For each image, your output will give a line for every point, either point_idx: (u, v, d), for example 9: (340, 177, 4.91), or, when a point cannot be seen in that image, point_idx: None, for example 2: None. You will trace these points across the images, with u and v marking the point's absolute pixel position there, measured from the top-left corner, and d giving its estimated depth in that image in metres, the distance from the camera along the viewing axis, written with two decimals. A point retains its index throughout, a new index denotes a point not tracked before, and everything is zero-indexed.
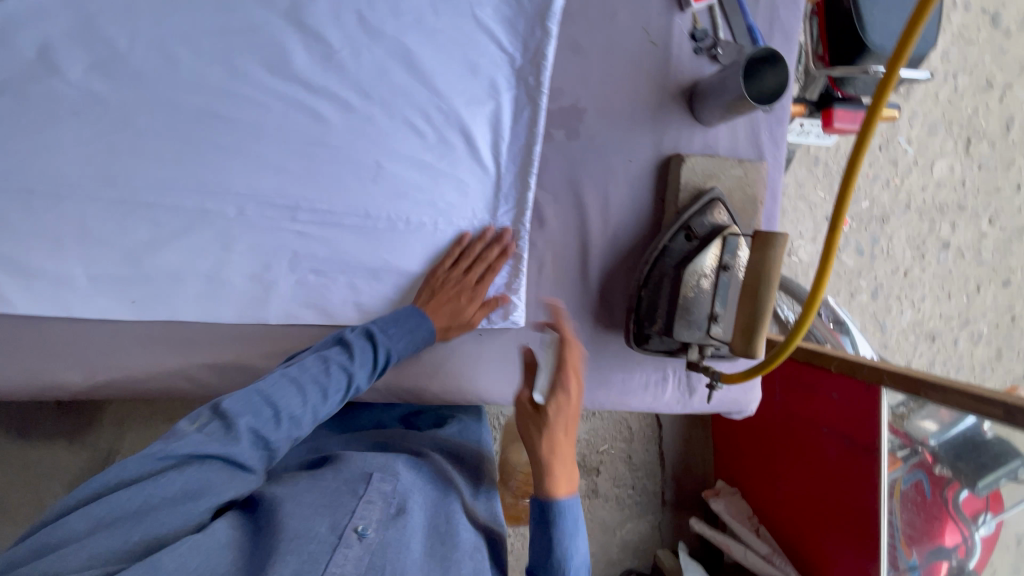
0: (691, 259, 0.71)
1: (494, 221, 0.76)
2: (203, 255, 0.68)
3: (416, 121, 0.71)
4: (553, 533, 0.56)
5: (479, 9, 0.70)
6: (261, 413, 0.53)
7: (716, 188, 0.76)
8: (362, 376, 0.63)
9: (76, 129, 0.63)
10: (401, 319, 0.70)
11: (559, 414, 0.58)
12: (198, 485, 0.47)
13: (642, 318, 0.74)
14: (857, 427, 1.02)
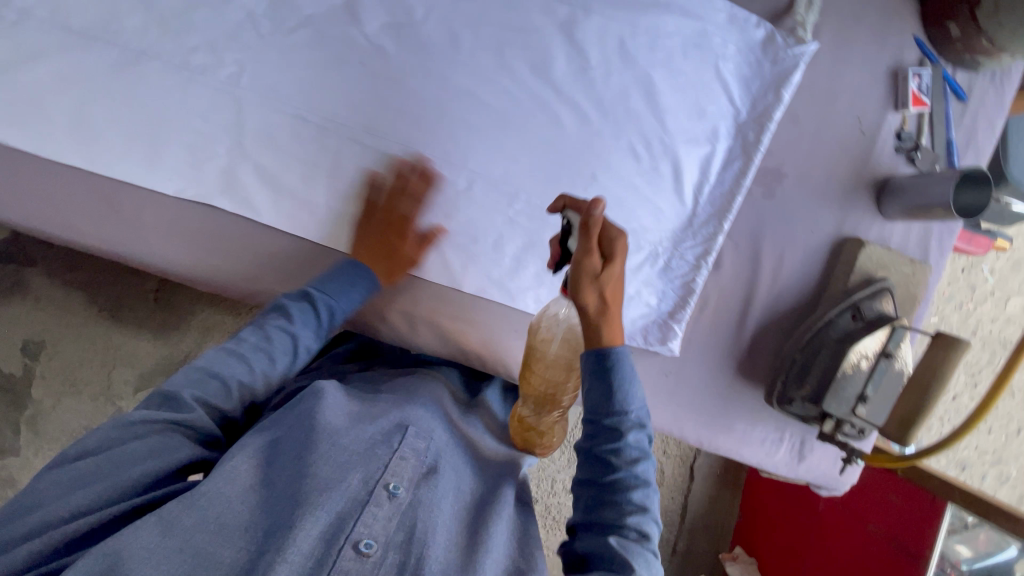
0: (857, 339, 0.75)
1: (677, 253, 0.78)
2: (425, 215, 0.74)
3: (637, 145, 0.76)
4: (609, 408, 0.56)
5: (722, 63, 0.77)
6: (191, 381, 0.60)
7: (886, 280, 0.80)
8: (309, 340, 0.67)
9: (357, 75, 0.70)
10: (345, 280, 0.70)
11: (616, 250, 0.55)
12: (140, 444, 0.53)
13: (789, 380, 0.79)
14: (908, 533, 1.05)
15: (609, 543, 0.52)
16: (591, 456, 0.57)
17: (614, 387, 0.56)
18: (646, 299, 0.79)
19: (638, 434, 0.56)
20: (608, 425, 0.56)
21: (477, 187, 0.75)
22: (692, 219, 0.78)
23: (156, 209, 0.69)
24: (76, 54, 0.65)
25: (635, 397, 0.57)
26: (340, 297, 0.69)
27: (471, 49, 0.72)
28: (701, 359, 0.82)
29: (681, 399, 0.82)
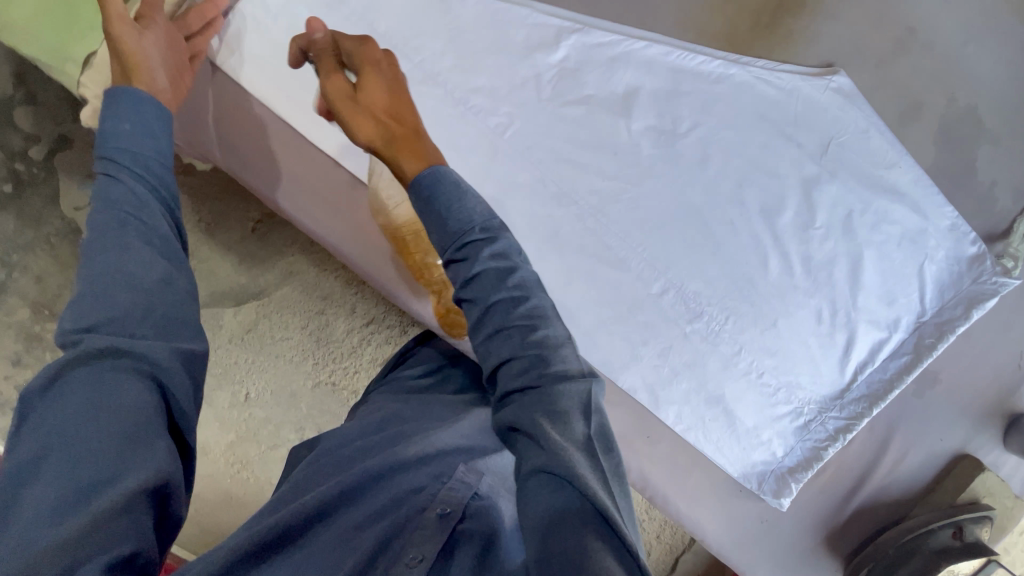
0: (955, 562, 0.78)
1: (821, 417, 0.81)
2: (613, 306, 0.77)
3: (824, 309, 0.79)
4: (456, 232, 0.49)
5: (928, 263, 0.79)
6: (97, 312, 0.47)
7: (991, 509, 0.83)
8: (132, 201, 0.52)
9: (607, 162, 0.72)
10: (122, 105, 0.56)
11: (358, 60, 0.60)
12: (99, 418, 0.44)
13: (874, 569, 0.82)
14: None
15: (536, 421, 0.43)
16: (500, 312, 0.48)
17: (445, 211, 0.50)
18: (774, 449, 0.82)
19: (474, 245, 0.49)
20: (454, 251, 0.49)
21: (668, 295, 0.77)
22: (844, 392, 0.81)
23: (302, 157, 0.73)
24: None
25: (437, 204, 0.50)
26: (130, 118, 0.55)
27: (715, 174, 0.74)
28: (796, 518, 0.85)
29: (765, 546, 0.85)
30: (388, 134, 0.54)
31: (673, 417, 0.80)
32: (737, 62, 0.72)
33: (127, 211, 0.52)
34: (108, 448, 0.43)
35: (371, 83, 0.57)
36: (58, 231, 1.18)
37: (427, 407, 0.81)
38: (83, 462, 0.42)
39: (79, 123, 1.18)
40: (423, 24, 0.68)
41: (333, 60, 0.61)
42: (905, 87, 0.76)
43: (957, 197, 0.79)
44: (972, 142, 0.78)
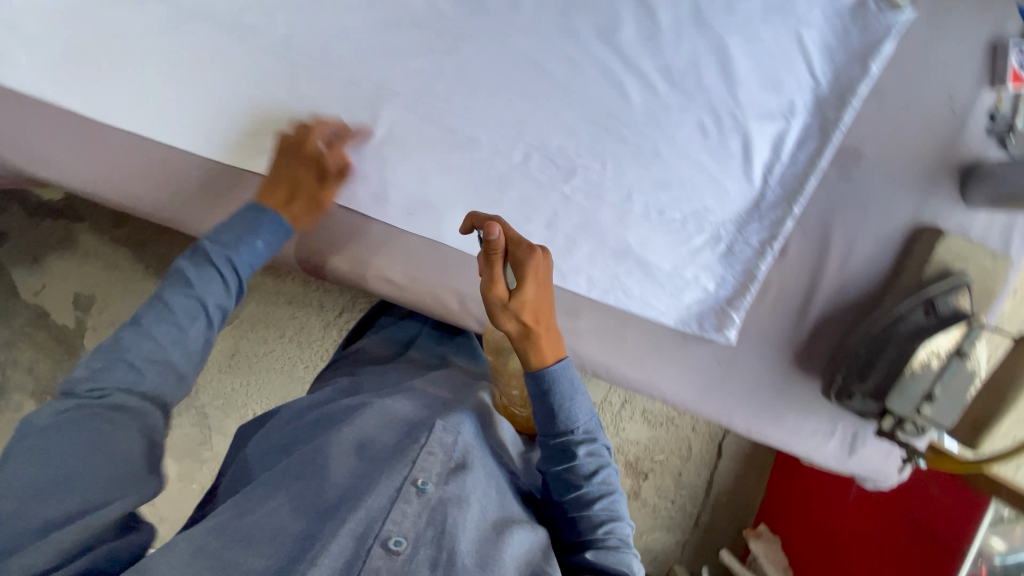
0: (929, 337, 0.71)
1: (741, 235, 0.75)
2: (479, 190, 0.71)
3: (706, 121, 0.72)
4: (560, 434, 0.64)
5: (805, 30, 0.70)
6: (127, 377, 0.55)
7: (965, 274, 0.75)
8: (217, 296, 0.60)
9: (412, 39, 0.67)
10: (255, 231, 0.63)
11: (529, 295, 0.57)
12: (100, 455, 0.50)
13: (849, 374, 0.75)
14: (942, 524, 1.13)
15: (592, 560, 0.64)
16: (571, 480, 0.66)
17: (562, 418, 0.63)
18: (704, 284, 0.76)
19: (569, 441, 0.64)
20: (558, 445, 0.65)
21: (533, 158, 0.71)
22: (759, 201, 0.74)
23: (165, 160, 0.68)
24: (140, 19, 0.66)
25: (539, 411, 0.64)
26: (264, 238, 0.64)
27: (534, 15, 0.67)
28: (757, 349, 0.79)
29: (734, 387, 0.80)
30: (524, 333, 0.59)
31: (586, 284, 0.75)
32: None
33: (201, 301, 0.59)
34: (103, 479, 0.50)
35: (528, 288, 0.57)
36: (27, 320, 1.25)
37: (390, 376, 0.88)
38: (73, 487, 0.48)
39: (14, 214, 1.26)
40: None
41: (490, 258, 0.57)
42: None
43: None
44: None
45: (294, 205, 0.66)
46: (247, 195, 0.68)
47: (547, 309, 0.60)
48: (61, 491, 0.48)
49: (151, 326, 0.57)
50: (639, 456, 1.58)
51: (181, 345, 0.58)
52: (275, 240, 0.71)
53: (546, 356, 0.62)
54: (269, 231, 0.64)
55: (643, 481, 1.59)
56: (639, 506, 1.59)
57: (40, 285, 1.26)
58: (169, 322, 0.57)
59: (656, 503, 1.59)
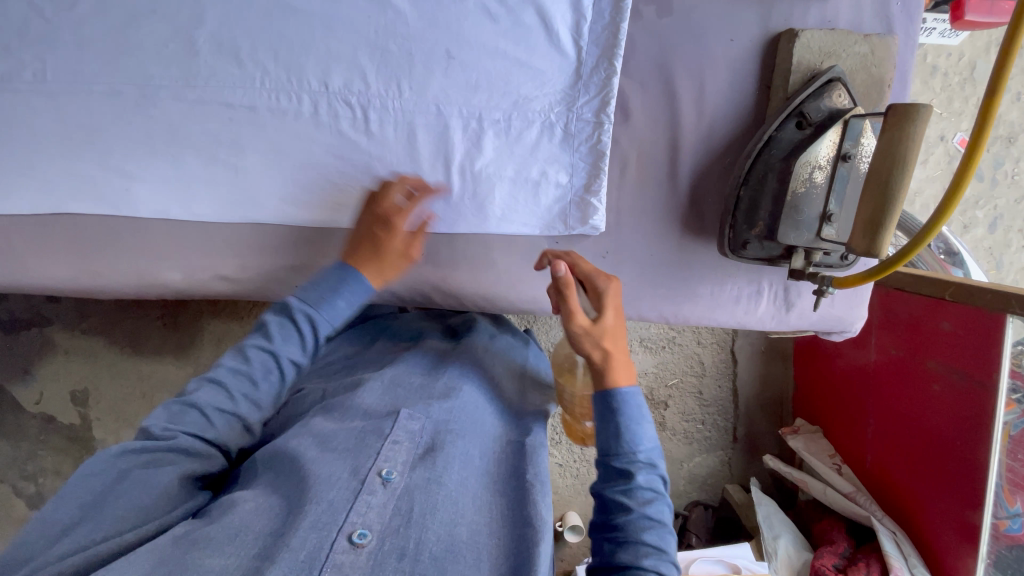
0: (805, 148, 0.62)
1: (572, 114, 0.68)
2: (285, 158, 0.67)
3: (490, 4, 0.65)
4: (613, 449, 0.56)
5: None
6: (195, 424, 0.54)
7: (835, 67, 0.65)
8: (294, 352, 0.59)
9: (154, 27, 0.63)
10: (328, 283, 0.61)
11: (612, 319, 0.59)
12: (149, 492, 0.49)
13: (738, 219, 0.66)
14: (972, 361, 0.96)
15: None
16: (615, 503, 0.53)
17: (619, 436, 0.56)
18: (555, 178, 0.70)
19: (621, 459, 0.55)
20: (605, 461, 0.56)
21: (321, 105, 0.66)
22: (579, 70, 0.67)
23: (36, 226, 0.69)
24: None
25: (601, 429, 0.57)
26: (341, 295, 0.61)
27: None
28: (638, 228, 0.72)
29: (630, 275, 0.74)
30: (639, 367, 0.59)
31: (431, 219, 0.71)
32: None
33: (275, 359, 0.58)
34: (152, 508, 0.48)
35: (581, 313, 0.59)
36: (40, 429, 1.26)
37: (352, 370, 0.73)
38: (126, 514, 0.47)
39: None
40: None
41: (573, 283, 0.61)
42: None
43: None
44: None
45: (381, 252, 0.64)
46: (83, 231, 0.69)
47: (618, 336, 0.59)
48: (101, 517, 0.46)
49: (223, 376, 0.56)
50: (652, 387, 1.40)
51: (250, 398, 0.57)
52: (162, 272, 0.71)
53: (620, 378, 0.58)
54: (338, 280, 0.61)
55: (664, 410, 1.43)
56: (669, 436, 1.43)
57: (37, 395, 1.25)
58: (247, 377, 0.57)
59: (686, 429, 1.43)
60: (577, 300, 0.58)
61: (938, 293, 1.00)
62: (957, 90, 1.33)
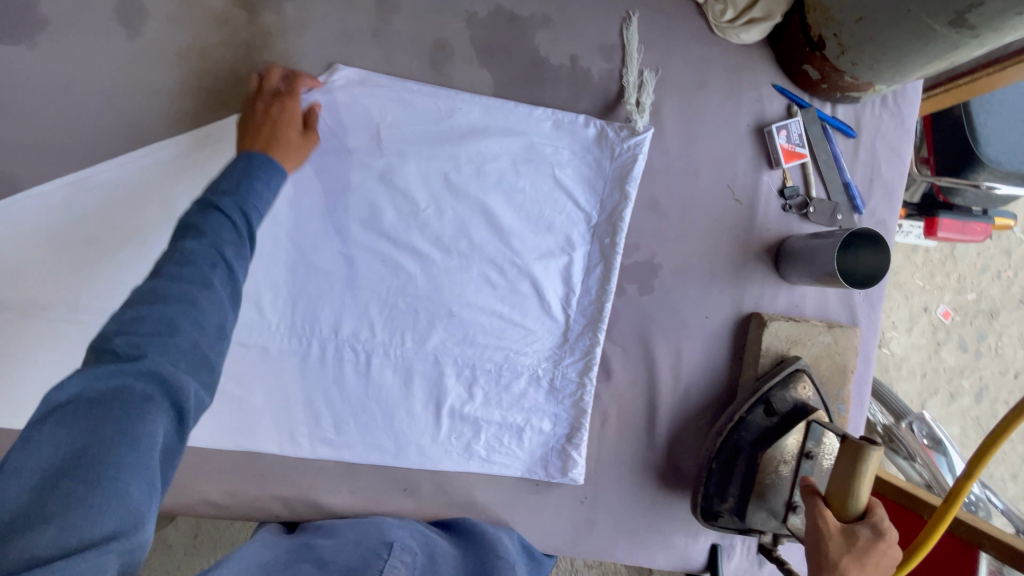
0: (771, 441, 0.67)
1: (558, 372, 0.73)
2: (286, 392, 0.72)
3: (490, 274, 0.73)
4: None
5: (559, 169, 0.72)
6: (157, 332, 0.46)
7: (800, 358, 0.70)
8: (231, 241, 0.51)
9: None
10: (254, 168, 0.56)
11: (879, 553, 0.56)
12: (84, 512, 0.39)
13: (714, 491, 0.69)
14: None
15: None
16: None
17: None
18: (538, 425, 0.74)
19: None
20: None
21: (329, 350, 0.72)
22: (567, 335, 0.73)
23: None
24: None
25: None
26: (274, 189, 0.57)
27: (293, 225, 0.70)
28: (615, 478, 0.74)
29: (605, 521, 0.75)
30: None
31: (417, 456, 0.73)
32: None
33: (219, 249, 0.50)
34: (84, 532, 0.38)
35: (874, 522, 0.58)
36: None
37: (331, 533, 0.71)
38: (82, 498, 0.39)
39: None
40: None
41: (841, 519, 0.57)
42: (424, 25, 0.70)
43: (551, 92, 0.72)
44: (520, 37, 0.71)
45: (282, 136, 0.62)
46: None
47: (888, 565, 0.56)
48: (48, 522, 0.38)
49: (158, 291, 0.47)
50: None
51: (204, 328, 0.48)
52: None
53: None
54: (264, 173, 0.56)
55: None
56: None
57: None
58: (197, 290, 0.48)
59: None
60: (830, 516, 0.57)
61: None
62: (936, 266, 1.34)
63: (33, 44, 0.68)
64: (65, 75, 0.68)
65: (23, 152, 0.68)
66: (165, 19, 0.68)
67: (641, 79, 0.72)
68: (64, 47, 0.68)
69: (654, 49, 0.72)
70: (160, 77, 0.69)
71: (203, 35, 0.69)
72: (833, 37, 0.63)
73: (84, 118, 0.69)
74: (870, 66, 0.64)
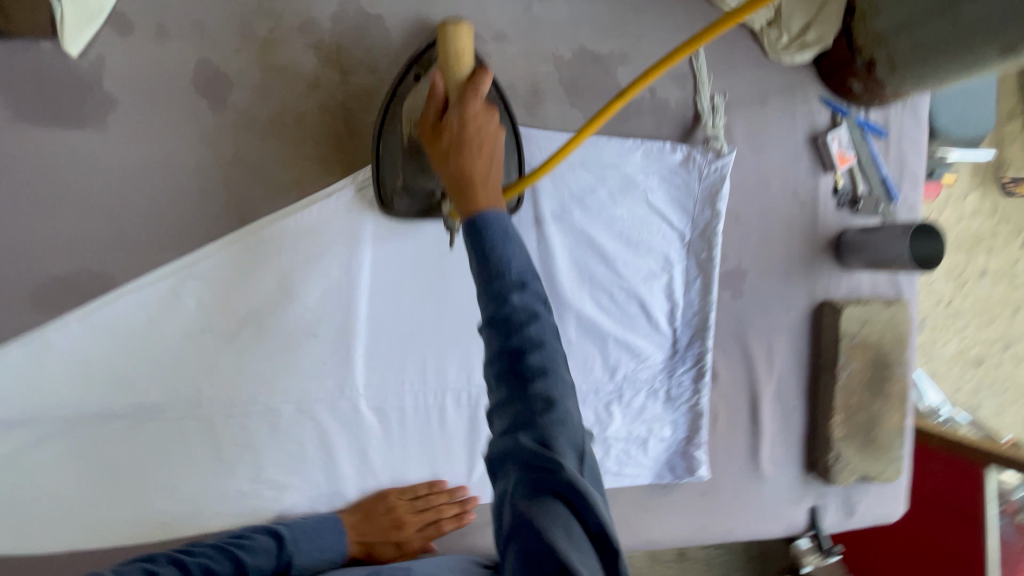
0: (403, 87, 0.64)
1: (672, 381, 0.79)
2: (428, 446, 0.72)
3: (602, 300, 0.76)
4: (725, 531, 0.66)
5: (651, 195, 0.76)
6: None
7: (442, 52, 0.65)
8: (258, 568, 0.58)
9: (316, 348, 0.68)
10: (320, 531, 0.64)
11: (472, 136, 0.49)
12: None
13: (383, 169, 0.66)
14: (958, 498, 1.04)
15: None
16: (515, 395, 0.39)
17: (488, 248, 0.42)
18: (660, 433, 0.80)
19: (534, 329, 0.39)
20: (491, 291, 0.41)
21: (461, 398, 0.73)
22: (677, 346, 0.79)
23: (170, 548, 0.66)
24: (36, 443, 0.62)
25: (519, 249, 0.42)
26: (331, 545, 0.65)
27: (410, 299, 0.70)
28: (730, 467, 0.83)
29: (727, 507, 0.83)
30: (459, 184, 0.47)
31: None
32: (351, 185, 0.67)
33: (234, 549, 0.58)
34: None
35: (478, 111, 0.50)
36: None
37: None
38: None
39: None
40: (45, 385, 0.61)
41: (433, 117, 0.52)
42: (516, 71, 0.72)
43: (636, 123, 0.76)
44: (603, 74, 0.75)
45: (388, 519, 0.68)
46: None
47: (488, 137, 0.49)
48: None
49: (166, 561, 0.53)
50: None
51: None
52: None
53: (480, 203, 0.44)
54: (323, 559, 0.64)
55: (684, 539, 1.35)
56: (691, 566, 1.34)
57: None
58: (214, 569, 0.55)
59: (706, 556, 1.35)
60: (436, 87, 0.53)
61: (922, 442, 1.10)
62: None
63: (101, 129, 0.62)
64: (144, 158, 0.63)
65: (112, 247, 0.63)
66: (251, 87, 0.65)
67: (712, 103, 0.78)
68: (139, 128, 0.63)
69: (722, 75, 0.78)
70: (255, 149, 0.65)
71: (295, 101, 0.66)
72: (886, 59, 0.74)
73: (174, 203, 0.64)
74: (915, 83, 0.74)
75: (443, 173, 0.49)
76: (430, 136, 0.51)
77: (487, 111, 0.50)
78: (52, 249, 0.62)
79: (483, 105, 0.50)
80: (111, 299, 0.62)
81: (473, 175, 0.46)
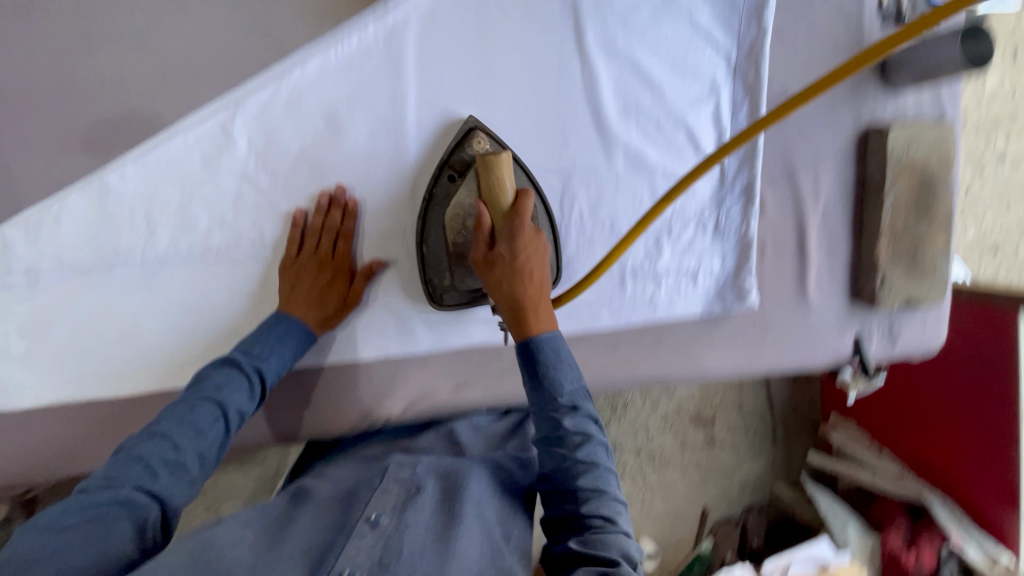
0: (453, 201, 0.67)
1: (722, 211, 0.79)
2: None
3: (649, 130, 0.75)
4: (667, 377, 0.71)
5: (695, 13, 0.74)
6: (154, 452, 0.53)
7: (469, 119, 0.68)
8: (239, 400, 0.59)
9: (370, 185, 0.68)
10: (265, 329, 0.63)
11: (522, 282, 0.57)
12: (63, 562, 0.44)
13: (429, 271, 0.69)
14: (988, 349, 1.01)
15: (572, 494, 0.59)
16: (561, 482, 0.55)
17: (541, 369, 0.55)
18: (710, 265, 0.81)
19: (578, 431, 0.55)
20: (548, 413, 0.55)
21: None
22: (725, 175, 0.78)
23: None
24: (110, 286, 0.63)
25: (566, 371, 0.56)
26: (282, 346, 0.63)
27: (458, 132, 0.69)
28: (777, 298, 0.84)
29: (774, 337, 0.85)
30: (517, 318, 0.57)
31: (611, 316, 0.78)
32: (389, 9, 0.65)
33: (204, 393, 0.58)
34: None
35: (527, 237, 0.59)
36: None
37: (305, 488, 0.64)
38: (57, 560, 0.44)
39: None
40: (110, 226, 0.62)
41: (483, 247, 0.59)
42: None
43: None
44: None
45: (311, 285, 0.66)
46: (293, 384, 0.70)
47: (535, 270, 0.58)
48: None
49: (149, 432, 0.55)
50: (698, 408, 1.32)
51: (204, 436, 0.56)
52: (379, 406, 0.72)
53: (537, 330, 0.56)
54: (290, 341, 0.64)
55: (710, 428, 1.34)
56: (719, 453, 1.34)
57: None
58: (193, 427, 0.56)
59: (733, 442, 1.34)
60: (481, 231, 0.59)
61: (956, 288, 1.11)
62: None
63: None
64: None
65: (158, 83, 0.62)
66: None
67: None
68: None
69: None
70: None
71: None
72: None
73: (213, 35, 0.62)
74: None
75: (497, 303, 0.58)
76: (482, 266, 0.58)
77: (535, 236, 0.59)
78: (97, 87, 0.60)
79: (530, 230, 0.59)
80: (164, 137, 0.62)
81: (528, 304, 0.56)
